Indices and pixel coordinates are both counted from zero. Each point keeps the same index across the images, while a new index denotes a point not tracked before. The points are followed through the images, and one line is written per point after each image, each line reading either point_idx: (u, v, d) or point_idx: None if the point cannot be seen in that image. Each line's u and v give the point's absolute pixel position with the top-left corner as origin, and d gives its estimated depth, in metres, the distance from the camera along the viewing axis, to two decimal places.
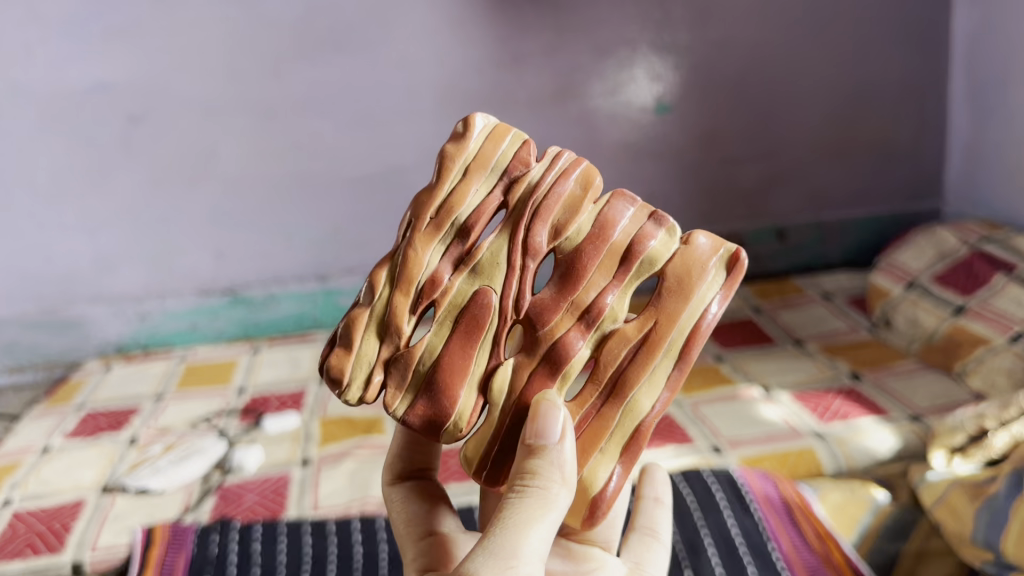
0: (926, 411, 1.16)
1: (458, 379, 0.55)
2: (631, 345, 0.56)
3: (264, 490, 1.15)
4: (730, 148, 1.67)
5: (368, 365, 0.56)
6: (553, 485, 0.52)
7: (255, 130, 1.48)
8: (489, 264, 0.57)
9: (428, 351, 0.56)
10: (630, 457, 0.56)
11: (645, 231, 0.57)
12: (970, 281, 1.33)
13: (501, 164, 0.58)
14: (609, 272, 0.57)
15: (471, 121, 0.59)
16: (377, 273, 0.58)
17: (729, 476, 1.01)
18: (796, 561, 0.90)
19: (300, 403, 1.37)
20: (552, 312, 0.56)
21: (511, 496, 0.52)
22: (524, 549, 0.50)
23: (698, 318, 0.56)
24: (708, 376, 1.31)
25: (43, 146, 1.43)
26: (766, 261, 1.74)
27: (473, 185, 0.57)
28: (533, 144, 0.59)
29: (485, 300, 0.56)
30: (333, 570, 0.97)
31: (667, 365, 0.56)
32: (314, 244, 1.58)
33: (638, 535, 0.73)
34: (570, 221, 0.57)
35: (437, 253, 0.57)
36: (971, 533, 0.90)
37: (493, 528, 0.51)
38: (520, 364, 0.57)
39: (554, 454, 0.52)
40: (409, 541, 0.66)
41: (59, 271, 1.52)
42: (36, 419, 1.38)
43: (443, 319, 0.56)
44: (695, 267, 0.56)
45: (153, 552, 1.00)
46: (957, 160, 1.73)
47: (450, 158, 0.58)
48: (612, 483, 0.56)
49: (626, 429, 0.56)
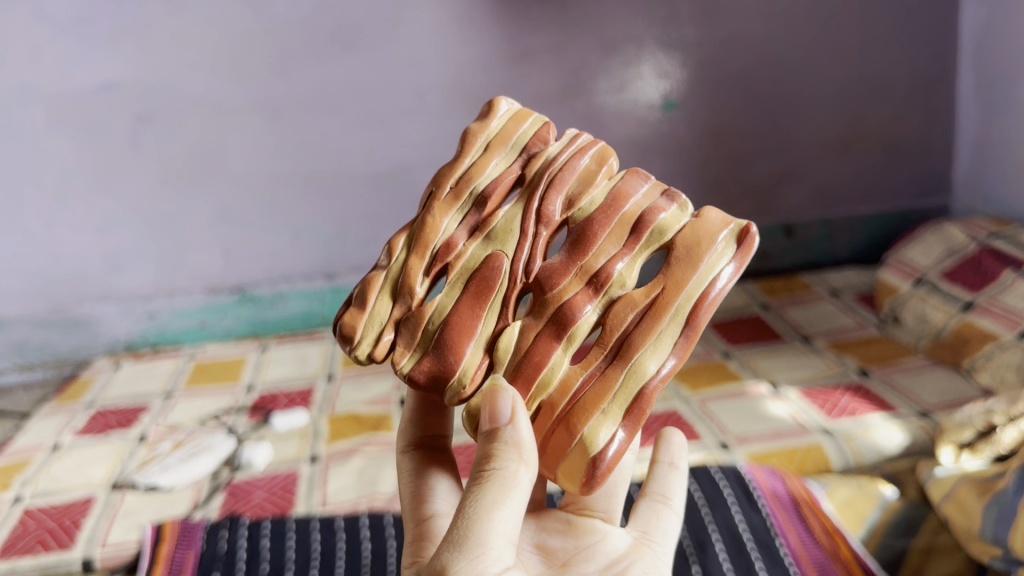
0: (935, 407, 1.16)
1: (465, 337, 0.56)
2: (637, 310, 0.56)
3: (273, 487, 1.16)
4: (738, 145, 1.67)
5: (380, 324, 0.58)
6: (511, 463, 0.51)
7: (264, 128, 1.48)
8: (503, 229, 0.59)
9: (438, 310, 0.57)
10: (633, 419, 0.53)
11: (658, 204, 0.60)
12: (979, 277, 1.32)
13: (521, 142, 0.64)
14: (619, 240, 0.58)
15: (496, 104, 0.65)
16: (396, 238, 0.61)
17: (736, 471, 1.01)
18: (803, 557, 0.90)
19: (309, 399, 1.38)
20: (561, 275, 0.57)
21: (474, 482, 0.52)
22: (492, 533, 0.50)
23: (705, 285, 0.56)
24: (714, 373, 1.31)
25: (53, 145, 1.43)
26: (773, 258, 1.75)
27: (493, 159, 0.62)
28: (554, 128, 0.65)
29: (497, 264, 0.58)
30: (340, 567, 0.98)
31: (673, 331, 0.55)
32: (322, 243, 1.59)
33: (648, 501, 0.73)
34: (582, 193, 0.60)
35: (454, 221, 0.61)
36: (979, 528, 0.90)
37: (459, 518, 0.51)
38: (526, 326, 0.57)
39: (508, 434, 0.52)
40: (410, 521, 0.66)
41: (68, 270, 1.53)
42: (46, 417, 1.39)
43: (455, 280, 0.58)
44: (704, 238, 0.57)
45: (162, 548, 1.01)
46: (965, 155, 1.73)
47: (474, 135, 0.63)
48: (612, 447, 0.52)
49: (630, 390, 0.54)
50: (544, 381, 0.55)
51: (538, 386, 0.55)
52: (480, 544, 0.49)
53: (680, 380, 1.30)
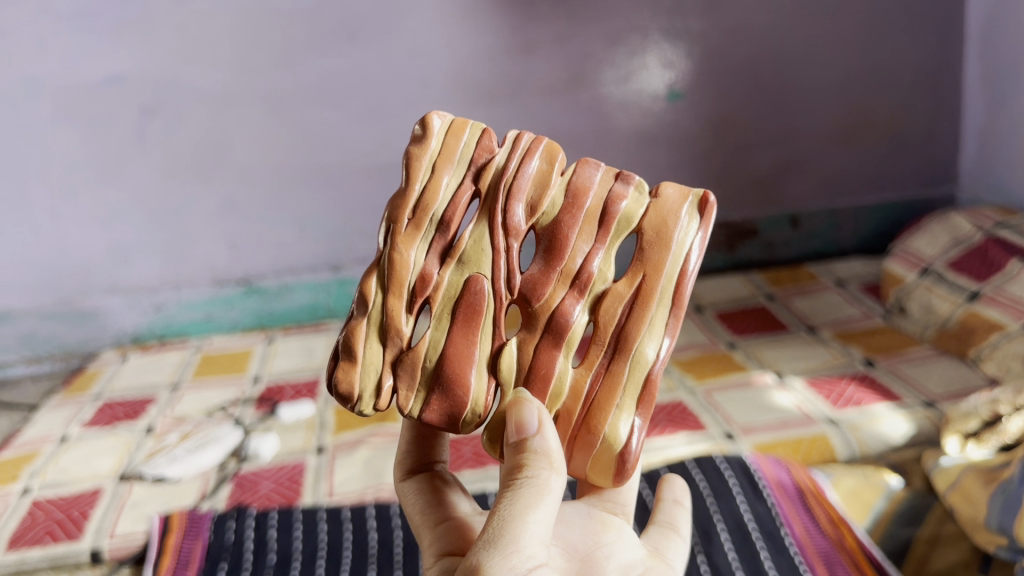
0: (941, 397, 1.16)
1: (465, 367, 0.57)
2: (625, 301, 0.58)
3: (280, 477, 1.16)
4: (743, 135, 1.67)
5: (376, 372, 0.57)
6: (542, 471, 0.53)
7: (268, 120, 1.48)
8: (475, 251, 0.58)
9: (431, 347, 0.57)
10: (646, 405, 0.57)
11: (616, 192, 0.59)
12: (985, 267, 1.32)
13: (466, 155, 0.60)
14: (590, 236, 0.58)
15: (429, 121, 0.59)
16: (366, 283, 0.58)
17: (741, 461, 1.01)
18: (808, 546, 0.90)
19: (315, 391, 1.38)
20: (545, 285, 0.58)
21: (505, 490, 0.53)
22: (526, 534, 0.51)
23: (682, 263, 0.58)
24: (720, 363, 1.31)
25: (59, 138, 1.44)
26: (778, 248, 1.75)
27: (444, 179, 0.58)
28: (493, 133, 0.61)
29: (478, 287, 0.57)
30: (348, 557, 0.98)
31: (663, 314, 0.58)
32: (328, 235, 1.59)
33: (658, 528, 0.73)
34: (543, 197, 0.59)
35: (421, 250, 0.58)
36: (984, 517, 0.90)
37: (492, 523, 0.52)
38: (523, 340, 0.58)
39: (537, 443, 0.53)
40: (426, 528, 0.65)
41: (74, 262, 1.53)
42: (54, 409, 1.40)
43: (441, 313, 0.58)
44: (669, 217, 0.58)
45: (170, 539, 1.02)
46: (971, 145, 1.72)
47: (416, 158, 0.59)
48: (634, 438, 0.57)
49: (637, 379, 0.58)
50: (556, 391, 0.57)
51: (551, 397, 0.57)
52: (513, 543, 0.50)
53: (685, 372, 1.30)
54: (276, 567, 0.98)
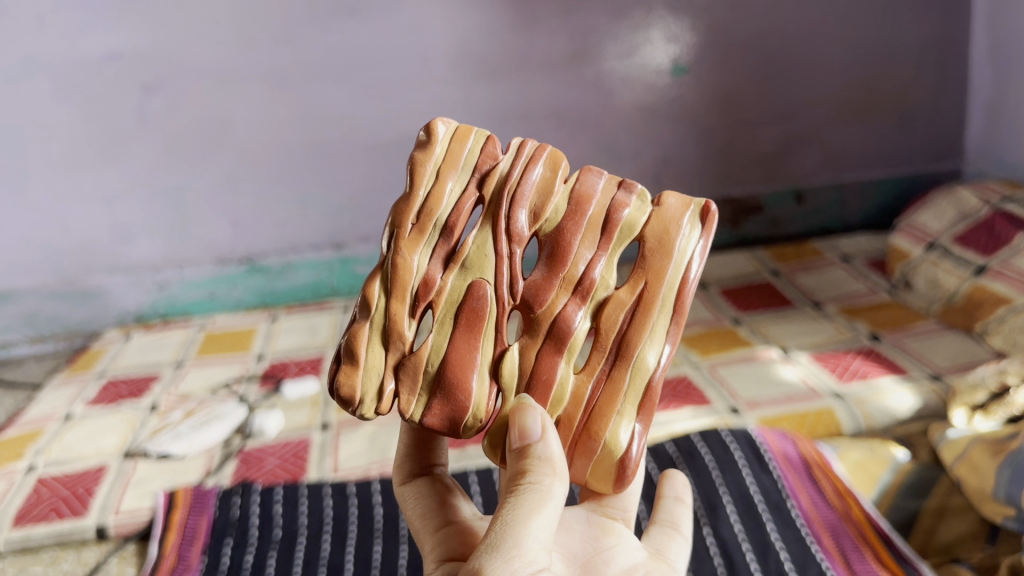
0: (947, 370, 1.15)
1: (468, 373, 0.56)
2: (627, 309, 0.57)
3: (285, 453, 1.16)
4: (748, 111, 1.65)
5: (378, 376, 0.56)
6: (545, 476, 0.53)
7: (269, 97, 1.47)
8: (477, 256, 0.57)
9: (433, 351, 0.56)
10: (647, 412, 0.57)
11: (619, 200, 0.59)
12: (991, 241, 1.31)
13: (470, 162, 0.59)
14: (593, 243, 0.58)
15: (433, 128, 0.58)
16: (369, 286, 0.57)
17: (746, 434, 1.00)
18: (815, 518, 0.90)
19: (319, 368, 1.38)
20: (547, 292, 0.57)
21: (508, 496, 0.53)
22: (528, 540, 0.50)
23: (683, 272, 0.58)
24: (725, 340, 1.30)
25: (59, 117, 1.43)
26: (783, 224, 1.75)
27: (448, 184, 0.58)
28: (498, 139, 0.60)
29: (481, 292, 0.57)
30: (354, 531, 0.99)
31: (664, 321, 0.58)
32: (330, 213, 1.59)
33: (659, 527, 0.72)
34: (546, 203, 0.58)
35: (424, 255, 0.57)
36: (992, 488, 0.89)
37: (494, 528, 0.51)
38: (525, 346, 0.57)
39: (539, 450, 0.53)
40: (426, 533, 0.64)
41: (77, 242, 1.53)
42: (58, 387, 1.40)
43: (443, 318, 0.57)
44: (671, 226, 0.58)
45: (175, 515, 1.02)
46: (977, 120, 1.71)
47: (421, 164, 0.58)
48: (634, 445, 0.56)
49: (638, 386, 0.57)
50: (557, 397, 0.57)
51: (552, 403, 0.57)
52: (516, 547, 0.50)
53: (691, 347, 1.29)
54: (282, 542, 0.98)
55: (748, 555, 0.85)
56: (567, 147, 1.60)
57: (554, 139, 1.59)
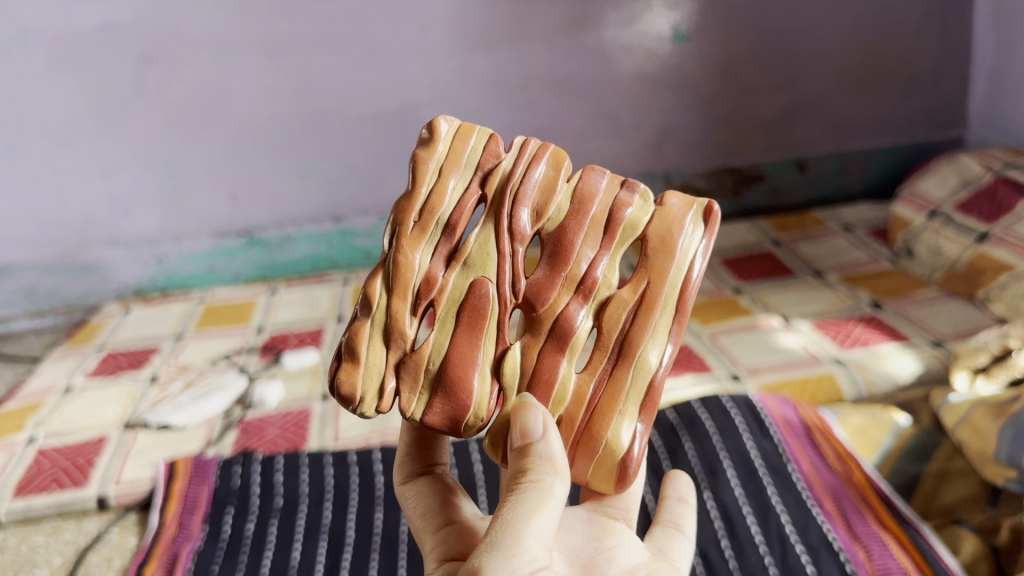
0: (949, 336, 1.15)
1: (469, 371, 0.55)
2: (629, 308, 0.56)
3: (286, 423, 1.16)
4: (750, 79, 1.64)
5: (379, 374, 0.55)
6: (546, 475, 0.52)
7: (266, 67, 1.46)
8: (480, 254, 0.56)
9: (435, 349, 0.55)
10: (649, 413, 0.56)
11: (622, 200, 0.58)
12: (994, 208, 1.30)
13: (473, 160, 0.58)
14: (595, 242, 0.57)
15: (436, 126, 0.57)
16: (371, 284, 0.56)
17: (747, 400, 1.00)
18: (816, 482, 0.89)
19: (320, 340, 1.38)
20: (549, 290, 0.56)
21: (508, 495, 0.52)
22: (528, 537, 0.49)
23: (685, 272, 0.57)
24: (725, 308, 1.30)
25: (55, 89, 1.42)
26: (784, 194, 1.75)
27: (450, 183, 0.57)
28: (500, 138, 0.59)
29: (483, 291, 0.56)
30: (356, 499, 0.99)
31: (666, 321, 0.57)
32: (330, 185, 1.58)
33: (661, 528, 0.69)
34: (548, 203, 0.57)
35: (427, 253, 0.56)
36: (994, 451, 0.88)
37: (493, 527, 0.50)
38: (527, 345, 0.56)
39: (541, 448, 0.52)
40: (427, 532, 0.62)
41: (75, 215, 1.53)
42: (57, 360, 1.40)
43: (445, 316, 0.56)
44: (673, 226, 0.57)
45: (176, 485, 1.02)
46: (981, 88, 1.69)
47: (423, 162, 0.57)
48: (636, 444, 0.55)
49: (640, 386, 0.56)
50: (559, 396, 0.56)
51: (554, 403, 0.56)
52: (516, 545, 0.49)
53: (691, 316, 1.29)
54: (283, 511, 0.98)
55: (749, 518, 0.85)
56: (566, 116, 1.59)
57: (553, 108, 1.58)
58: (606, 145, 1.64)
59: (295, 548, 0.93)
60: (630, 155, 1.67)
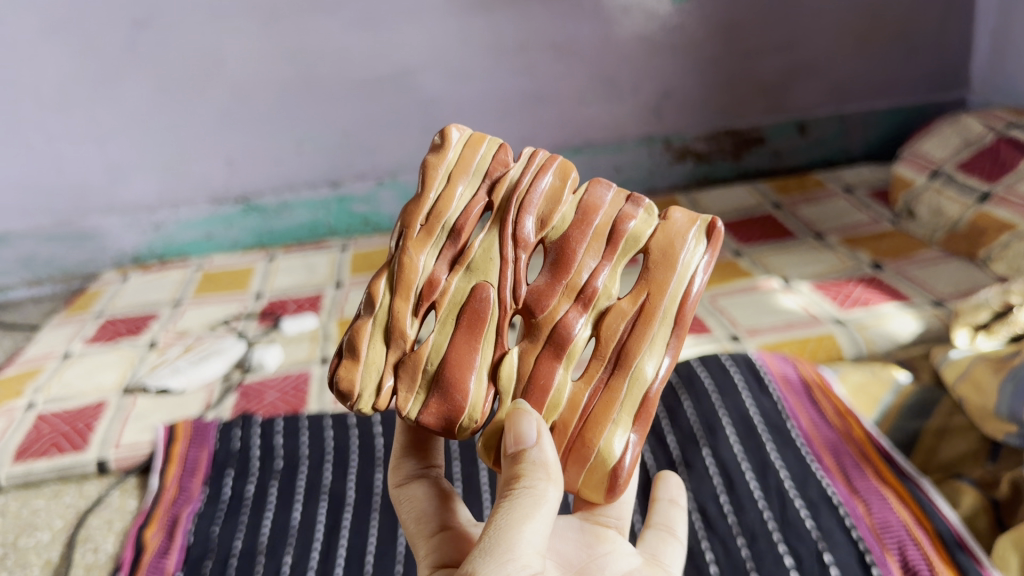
0: (949, 296, 1.14)
1: (466, 373, 0.53)
2: (628, 318, 0.55)
3: (285, 387, 1.16)
4: (751, 40, 1.62)
5: (378, 372, 0.53)
6: (539, 482, 0.49)
7: (260, 31, 1.43)
8: (483, 259, 0.55)
9: (434, 350, 0.54)
10: (643, 423, 0.54)
11: (626, 212, 0.57)
12: (996, 167, 1.28)
13: (481, 168, 0.57)
14: (597, 252, 0.56)
15: (448, 133, 0.57)
16: (375, 284, 0.55)
17: (746, 357, 1.00)
18: (815, 437, 0.89)
19: (318, 305, 1.37)
20: (549, 297, 0.55)
21: (501, 501, 0.50)
22: (521, 543, 0.47)
23: (686, 286, 0.55)
24: (725, 270, 1.29)
25: (47, 55, 1.39)
26: (785, 157, 1.76)
27: (458, 188, 0.56)
28: (510, 148, 0.59)
29: (484, 294, 0.54)
30: (356, 461, 0.99)
31: (664, 333, 0.55)
32: (327, 150, 1.57)
33: (654, 531, 0.67)
34: (553, 211, 0.56)
35: (431, 256, 0.55)
36: (995, 406, 0.88)
37: (486, 532, 0.48)
38: (524, 350, 0.55)
39: (534, 455, 0.50)
40: (420, 538, 0.59)
41: (71, 182, 1.52)
42: (56, 327, 1.39)
43: (445, 317, 0.54)
44: (676, 239, 0.56)
45: (176, 447, 1.02)
46: (984, 47, 1.68)
47: (433, 167, 0.56)
48: (629, 453, 0.53)
49: (635, 397, 0.54)
50: (553, 401, 0.54)
51: (548, 408, 0.54)
52: (509, 552, 0.46)
53: None
54: (283, 472, 0.98)
55: (748, 474, 0.85)
56: (564, 78, 1.58)
57: (552, 70, 1.57)
58: (606, 108, 1.64)
59: (295, 509, 0.93)
60: (629, 118, 1.66)
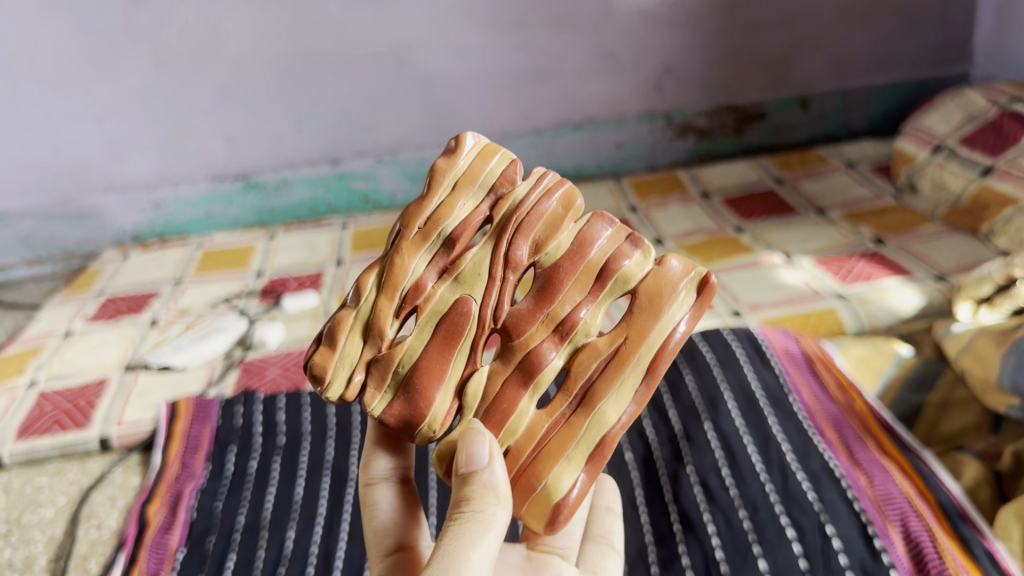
0: (950, 270, 1.14)
1: (434, 382, 0.52)
2: (602, 358, 0.53)
3: (287, 363, 1.16)
4: (753, 15, 1.60)
5: (350, 365, 0.53)
6: (488, 505, 0.49)
7: (258, 6, 1.42)
8: (471, 273, 0.54)
9: (408, 354, 0.53)
10: (595, 465, 0.52)
11: (621, 251, 0.55)
12: (999, 141, 1.27)
13: (488, 181, 0.56)
14: (584, 287, 0.54)
15: (463, 139, 0.56)
16: (364, 277, 0.54)
17: (748, 333, 1.00)
18: (817, 412, 0.89)
19: (319, 283, 1.37)
20: (528, 322, 0.54)
21: (448, 524, 0.49)
22: (469, 568, 0.46)
23: (665, 337, 0.53)
24: (727, 245, 1.29)
25: (45, 32, 1.38)
26: (786, 132, 1.76)
27: (461, 199, 0.55)
28: (520, 165, 0.57)
29: (465, 309, 0.53)
30: (357, 434, 0.99)
31: (635, 379, 0.53)
32: (327, 126, 1.57)
33: (593, 543, 0.70)
34: (549, 239, 0.54)
35: (422, 262, 0.55)
36: (997, 378, 0.88)
37: (432, 556, 0.47)
38: (494, 371, 0.54)
39: (485, 477, 0.49)
40: (375, 553, 0.57)
41: (69, 160, 1.51)
42: (58, 305, 1.39)
43: (425, 324, 0.54)
44: (666, 288, 0.54)
45: (178, 424, 1.02)
46: (988, 21, 1.67)
47: (441, 173, 0.56)
48: (575, 492, 0.51)
49: (593, 437, 0.53)
50: (512, 427, 0.53)
51: (505, 432, 0.53)
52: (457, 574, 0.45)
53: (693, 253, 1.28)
54: (286, 448, 0.98)
55: (749, 447, 0.85)
56: (565, 53, 1.57)
57: (552, 44, 1.55)
58: (606, 83, 1.63)
59: (298, 483, 0.93)
60: (629, 94, 1.65)
